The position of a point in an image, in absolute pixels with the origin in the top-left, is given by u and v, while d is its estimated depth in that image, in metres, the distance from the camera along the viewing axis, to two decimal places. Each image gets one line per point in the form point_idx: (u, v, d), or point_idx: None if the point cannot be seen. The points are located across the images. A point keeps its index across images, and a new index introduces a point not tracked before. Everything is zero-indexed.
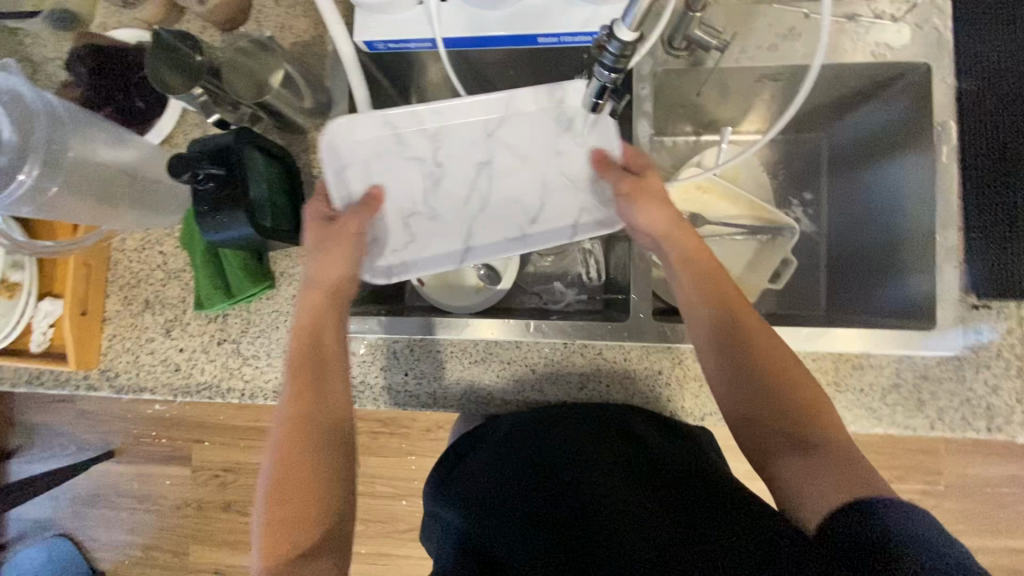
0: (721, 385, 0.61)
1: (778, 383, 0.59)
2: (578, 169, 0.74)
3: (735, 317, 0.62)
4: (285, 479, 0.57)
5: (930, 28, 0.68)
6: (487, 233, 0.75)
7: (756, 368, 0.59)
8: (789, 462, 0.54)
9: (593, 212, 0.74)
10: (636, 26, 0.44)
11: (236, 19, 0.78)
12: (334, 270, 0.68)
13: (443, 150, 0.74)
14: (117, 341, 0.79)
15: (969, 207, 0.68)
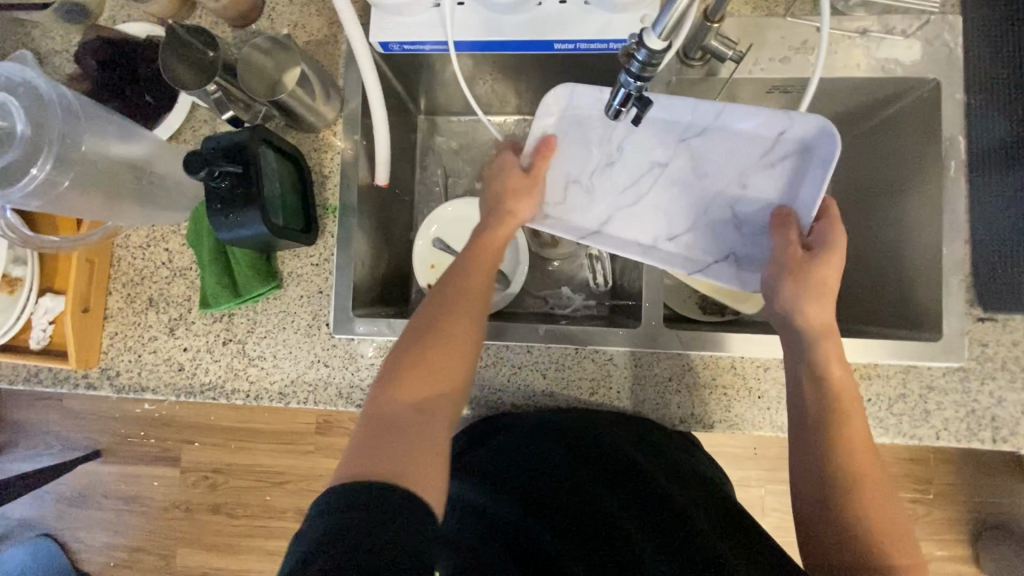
0: (814, 479, 0.56)
1: (863, 494, 0.54)
2: (750, 213, 0.68)
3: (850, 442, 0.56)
4: (426, 350, 0.57)
5: (940, 44, 0.69)
6: (626, 224, 0.73)
7: (859, 489, 0.54)
8: None
9: (737, 258, 0.69)
10: (666, 35, 0.44)
11: (249, 16, 0.77)
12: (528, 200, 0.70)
13: (632, 141, 0.71)
14: (119, 339, 0.78)
15: (977, 221, 0.69)
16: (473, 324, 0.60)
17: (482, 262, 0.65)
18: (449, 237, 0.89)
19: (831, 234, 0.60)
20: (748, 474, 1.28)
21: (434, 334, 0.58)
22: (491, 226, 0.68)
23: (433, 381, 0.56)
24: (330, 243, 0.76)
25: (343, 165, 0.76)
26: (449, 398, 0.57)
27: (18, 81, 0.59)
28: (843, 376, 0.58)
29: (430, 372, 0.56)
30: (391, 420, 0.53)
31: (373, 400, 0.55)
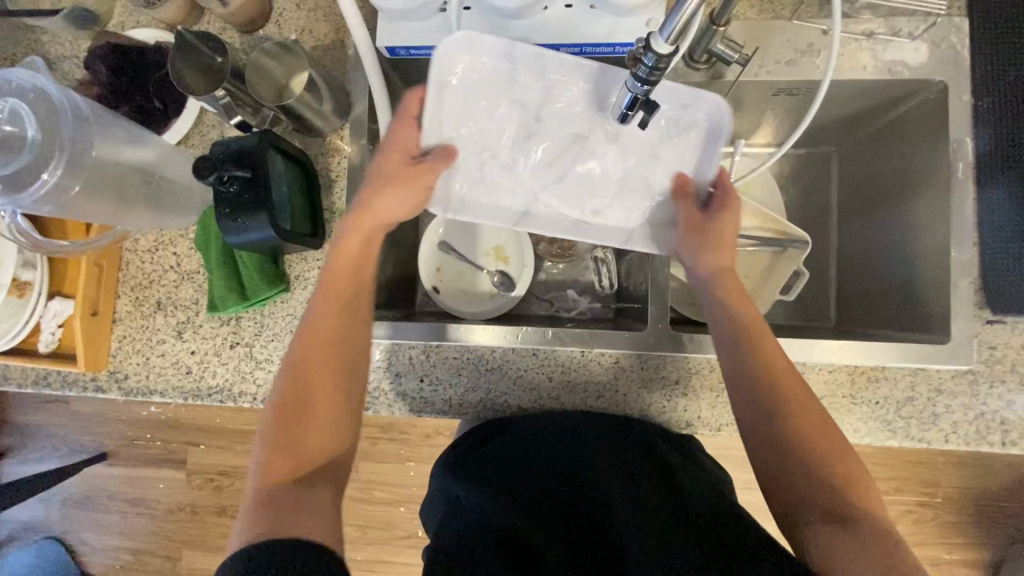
0: (755, 443, 0.57)
1: (800, 430, 0.56)
2: (663, 183, 0.70)
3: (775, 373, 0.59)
4: (293, 412, 0.58)
5: (947, 46, 0.69)
6: (552, 200, 0.73)
7: (794, 428, 0.56)
8: (829, 536, 0.51)
9: (655, 227, 0.71)
10: (673, 39, 0.44)
11: (257, 22, 0.78)
12: (416, 192, 0.67)
13: (549, 106, 0.70)
14: (127, 342, 0.78)
15: (987, 223, 0.68)
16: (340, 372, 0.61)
17: (347, 298, 0.64)
18: (454, 240, 0.90)
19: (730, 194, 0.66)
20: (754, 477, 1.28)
21: (302, 394, 0.59)
22: (342, 245, 0.66)
23: (309, 443, 0.58)
24: None
25: (349, 169, 0.77)
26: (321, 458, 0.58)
27: (29, 87, 0.60)
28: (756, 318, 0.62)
29: (298, 439, 0.57)
30: (271, 495, 0.53)
31: (257, 476, 0.55)
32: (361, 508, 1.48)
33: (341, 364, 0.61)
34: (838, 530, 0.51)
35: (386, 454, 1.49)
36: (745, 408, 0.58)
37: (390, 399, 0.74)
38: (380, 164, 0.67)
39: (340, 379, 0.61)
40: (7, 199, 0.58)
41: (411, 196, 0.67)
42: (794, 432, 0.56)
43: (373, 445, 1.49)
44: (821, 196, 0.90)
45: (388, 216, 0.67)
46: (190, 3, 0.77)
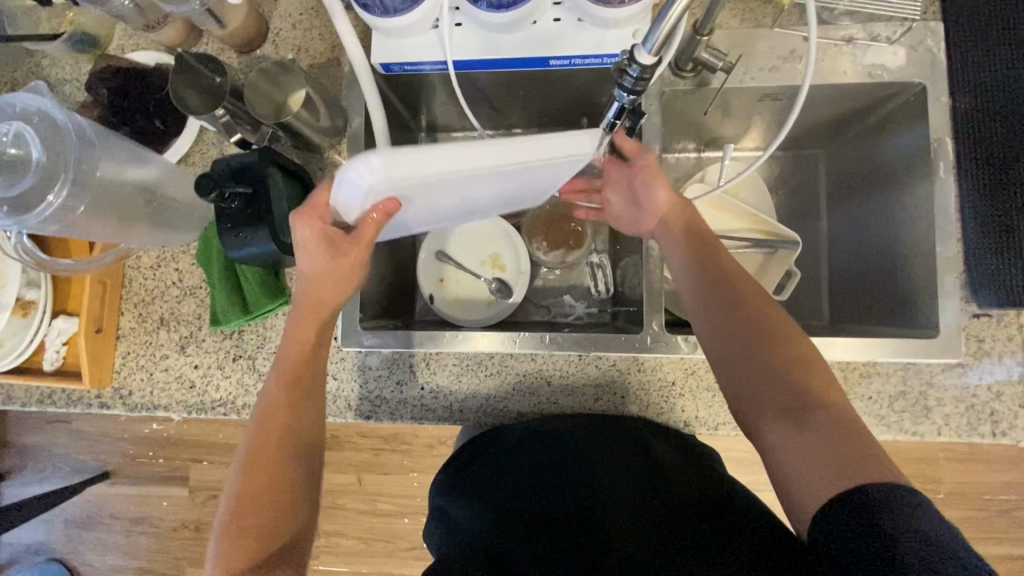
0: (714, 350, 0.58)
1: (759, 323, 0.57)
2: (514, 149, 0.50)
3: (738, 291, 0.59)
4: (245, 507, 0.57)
5: (924, 49, 0.71)
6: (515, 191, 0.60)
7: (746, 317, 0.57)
8: (777, 429, 0.51)
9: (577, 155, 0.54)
10: (655, 50, 0.47)
11: (254, 42, 0.80)
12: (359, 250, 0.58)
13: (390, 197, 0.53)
14: (131, 358, 0.79)
15: (970, 218, 0.70)
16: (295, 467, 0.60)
17: (292, 387, 0.62)
18: (451, 249, 0.92)
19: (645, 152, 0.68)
20: (756, 478, 1.29)
21: (255, 488, 0.57)
22: (295, 336, 0.63)
23: (266, 535, 0.56)
24: None
25: None
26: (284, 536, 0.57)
27: (34, 111, 0.61)
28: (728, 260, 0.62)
29: (257, 533, 0.56)
30: None
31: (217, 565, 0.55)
32: (365, 519, 1.49)
33: (295, 451, 0.60)
34: (792, 427, 0.51)
35: (389, 465, 1.49)
36: (701, 322, 0.59)
37: (392, 407, 0.75)
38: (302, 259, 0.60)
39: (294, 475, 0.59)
40: (14, 221, 0.59)
41: (353, 278, 0.62)
42: (746, 356, 0.56)
43: (376, 457, 1.50)
44: (811, 197, 0.92)
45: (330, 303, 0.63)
46: (188, 25, 0.79)
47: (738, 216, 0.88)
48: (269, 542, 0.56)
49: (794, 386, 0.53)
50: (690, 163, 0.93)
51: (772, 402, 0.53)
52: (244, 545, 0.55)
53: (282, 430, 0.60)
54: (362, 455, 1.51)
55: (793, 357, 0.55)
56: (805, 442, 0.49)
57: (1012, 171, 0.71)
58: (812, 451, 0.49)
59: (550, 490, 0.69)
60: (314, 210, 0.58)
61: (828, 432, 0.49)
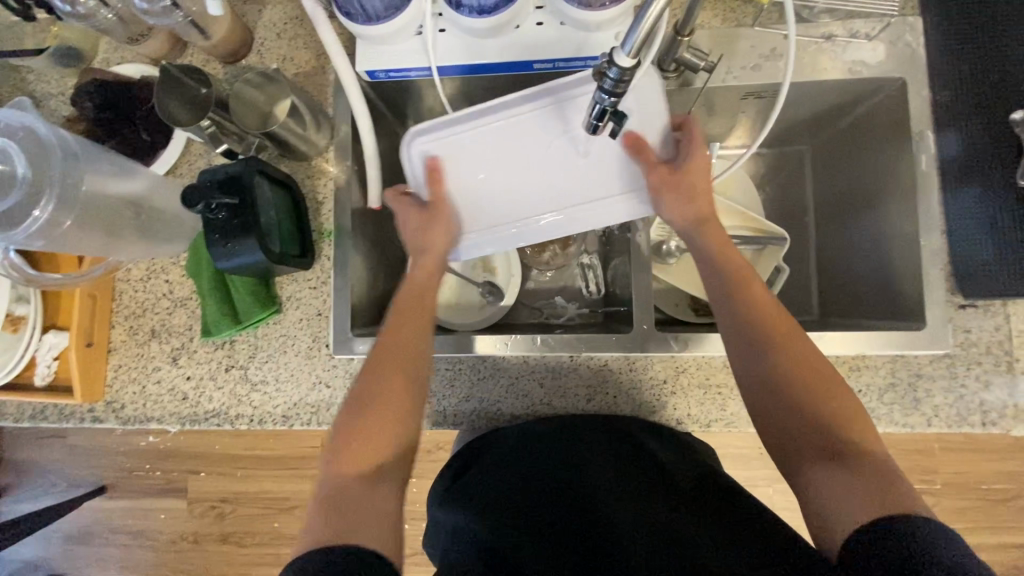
0: (741, 364, 0.60)
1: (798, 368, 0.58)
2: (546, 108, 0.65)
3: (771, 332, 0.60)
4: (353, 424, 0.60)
5: (903, 45, 0.72)
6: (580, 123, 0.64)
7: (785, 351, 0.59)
8: (818, 472, 0.54)
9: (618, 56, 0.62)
10: (634, 52, 0.47)
11: (238, 52, 0.80)
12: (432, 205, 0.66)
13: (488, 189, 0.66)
14: (123, 371, 0.79)
15: (953, 210, 0.71)
16: (402, 397, 0.62)
17: (397, 325, 0.65)
18: None
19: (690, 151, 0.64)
20: (754, 474, 1.29)
21: (362, 405, 0.61)
22: (408, 277, 0.67)
23: (374, 448, 0.59)
24: (326, 266, 0.78)
25: (335, 189, 0.79)
26: (390, 455, 0.60)
27: (18, 127, 0.61)
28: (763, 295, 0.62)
29: (365, 447, 0.59)
30: (343, 488, 0.57)
31: (326, 471, 0.59)
32: None
33: (406, 382, 0.62)
34: (833, 469, 0.53)
35: None
36: (729, 341, 0.61)
37: None
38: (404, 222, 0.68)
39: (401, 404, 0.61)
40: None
41: (449, 221, 0.66)
42: (788, 391, 0.57)
43: None
44: (798, 192, 0.92)
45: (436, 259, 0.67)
46: (173, 36, 0.79)
47: (728, 214, 0.89)
48: (381, 455, 0.60)
49: (816, 429, 0.56)
50: None
51: (811, 445, 0.55)
52: (359, 452, 0.59)
53: (393, 360, 0.63)
54: None
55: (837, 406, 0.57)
56: (844, 486, 0.52)
57: (995, 163, 0.71)
58: (852, 485, 0.51)
59: (543, 492, 0.68)
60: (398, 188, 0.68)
61: (869, 475, 0.51)
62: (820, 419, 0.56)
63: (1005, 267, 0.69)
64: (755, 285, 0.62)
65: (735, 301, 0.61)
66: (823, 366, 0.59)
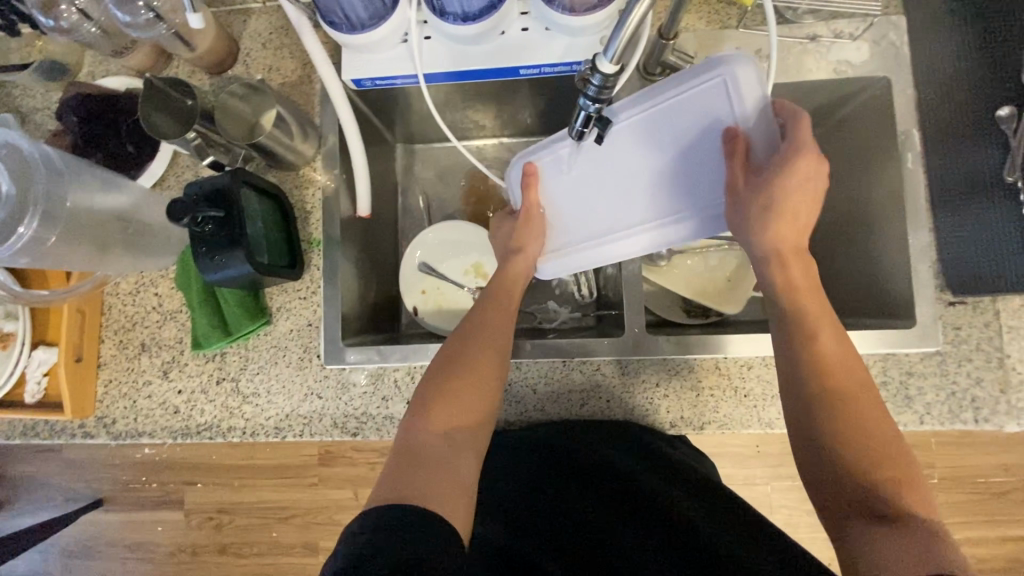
0: (789, 376, 0.58)
1: (857, 413, 0.55)
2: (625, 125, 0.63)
3: (832, 383, 0.56)
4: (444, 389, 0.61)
5: (887, 44, 0.72)
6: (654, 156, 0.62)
7: (840, 397, 0.56)
8: (865, 531, 0.51)
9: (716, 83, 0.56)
10: (616, 59, 0.47)
11: (224, 62, 0.80)
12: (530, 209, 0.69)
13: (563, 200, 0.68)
14: (113, 386, 0.79)
15: (941, 207, 0.71)
16: (490, 379, 0.62)
17: (490, 315, 0.67)
18: (433, 259, 0.91)
19: (787, 168, 0.54)
20: (752, 473, 1.30)
21: (451, 374, 0.62)
22: (507, 266, 0.70)
23: (460, 418, 0.60)
24: (316, 276, 0.78)
25: (324, 198, 0.78)
26: (473, 426, 0.60)
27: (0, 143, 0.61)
28: (834, 345, 0.57)
29: (453, 416, 0.60)
30: (426, 448, 0.58)
31: (407, 428, 0.60)
32: None
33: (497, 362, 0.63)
34: (883, 528, 0.50)
35: None
36: (787, 371, 0.58)
37: (378, 423, 0.75)
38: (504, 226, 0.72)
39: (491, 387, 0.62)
40: None
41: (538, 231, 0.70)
42: (838, 435, 0.55)
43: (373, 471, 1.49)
44: None
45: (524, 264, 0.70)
46: (158, 48, 0.79)
47: None
48: (468, 425, 0.60)
49: (862, 485, 0.53)
50: None
51: (856, 500, 0.52)
52: (448, 414, 0.60)
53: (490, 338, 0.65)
54: (358, 470, 1.50)
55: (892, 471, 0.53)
56: (894, 546, 0.48)
57: (980, 160, 0.71)
58: (898, 547, 0.48)
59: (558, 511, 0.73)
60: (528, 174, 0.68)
61: (915, 537, 0.48)
62: (865, 475, 0.53)
63: (994, 263, 0.69)
64: (824, 333, 0.58)
65: (793, 343, 0.58)
66: (886, 424, 0.55)
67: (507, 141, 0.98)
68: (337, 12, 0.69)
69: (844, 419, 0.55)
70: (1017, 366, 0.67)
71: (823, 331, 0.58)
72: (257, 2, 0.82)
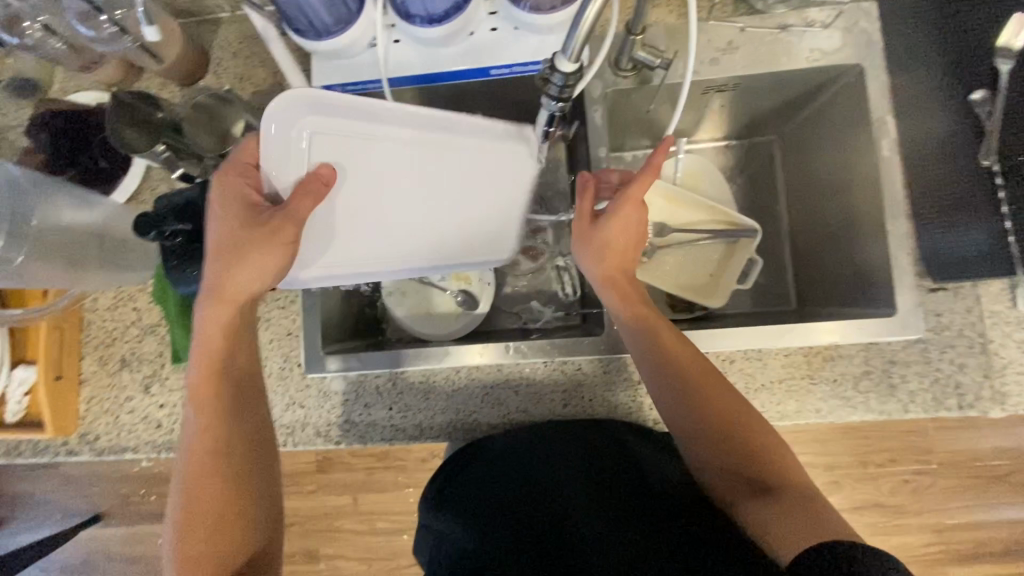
0: (660, 396, 0.64)
1: (722, 402, 0.62)
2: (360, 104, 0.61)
3: (701, 384, 0.63)
4: (193, 490, 0.60)
5: (859, 31, 0.71)
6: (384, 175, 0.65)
7: (714, 399, 0.62)
8: (751, 507, 0.59)
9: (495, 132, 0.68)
10: (574, 57, 0.47)
11: (195, 74, 0.79)
12: (291, 221, 0.58)
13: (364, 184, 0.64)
14: (95, 402, 0.78)
15: (917, 194, 0.71)
16: (242, 498, 0.62)
17: (223, 379, 0.63)
18: None
19: (626, 214, 0.64)
20: None
21: (223, 466, 0.61)
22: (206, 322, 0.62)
23: (219, 549, 0.60)
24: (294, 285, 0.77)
25: None
26: (240, 546, 0.61)
27: None
28: (686, 349, 0.64)
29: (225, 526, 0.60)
30: None
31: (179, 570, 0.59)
32: (364, 538, 1.49)
33: (231, 464, 0.62)
34: (767, 502, 0.58)
35: (384, 483, 1.48)
36: (652, 383, 0.64)
37: (361, 430, 0.74)
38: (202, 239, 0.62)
39: (251, 462, 0.63)
40: None
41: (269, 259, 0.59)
42: (713, 428, 0.62)
43: (370, 476, 1.49)
44: (768, 182, 0.92)
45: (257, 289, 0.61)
46: (127, 61, 0.78)
47: (698, 208, 0.88)
48: (236, 551, 0.60)
49: (743, 466, 0.61)
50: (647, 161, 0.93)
51: (743, 485, 0.60)
52: (210, 549, 0.60)
53: (213, 440, 0.61)
54: (355, 475, 1.50)
55: (762, 452, 0.61)
56: (779, 519, 0.56)
57: (955, 143, 0.71)
58: (791, 518, 0.55)
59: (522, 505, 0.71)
60: (240, 166, 0.60)
61: (793, 505, 0.57)
62: (756, 469, 0.61)
63: (971, 249, 0.68)
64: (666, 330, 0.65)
65: (654, 349, 0.64)
66: (751, 413, 0.63)
67: None
68: (301, 19, 0.68)
69: (709, 412, 0.62)
70: (1000, 351, 0.66)
71: (672, 340, 0.64)
72: (226, 11, 0.81)
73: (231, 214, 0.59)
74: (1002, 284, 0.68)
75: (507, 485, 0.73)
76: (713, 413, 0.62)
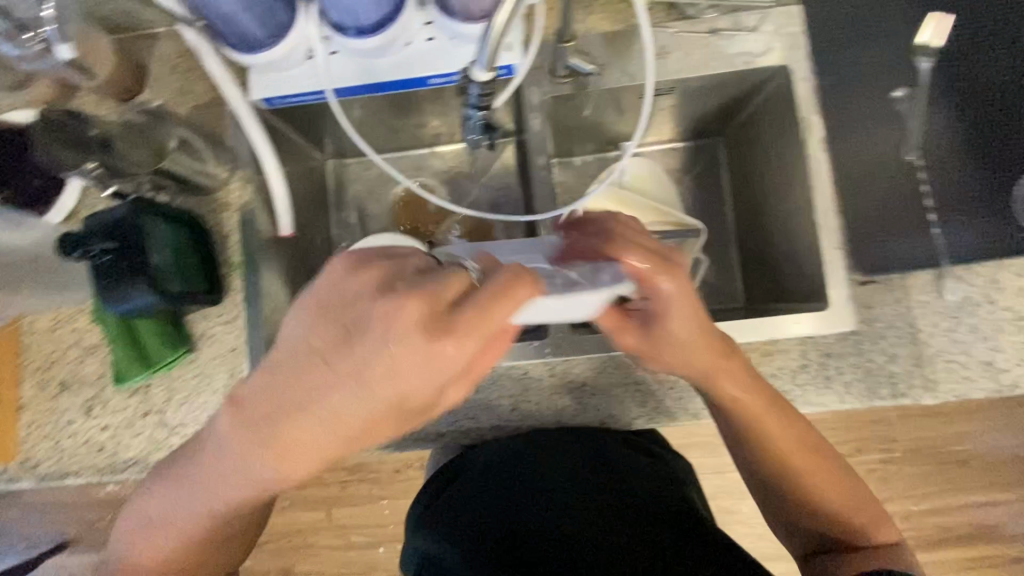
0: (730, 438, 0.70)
1: (799, 472, 0.67)
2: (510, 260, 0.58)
3: (816, 452, 0.67)
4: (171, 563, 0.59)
5: (785, 34, 0.74)
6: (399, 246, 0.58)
7: (797, 479, 0.67)
8: (832, 559, 0.66)
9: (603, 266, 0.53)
10: (489, 66, 0.48)
11: (131, 89, 0.78)
12: (467, 382, 0.47)
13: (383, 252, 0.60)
14: (35, 428, 0.76)
15: (845, 190, 0.73)
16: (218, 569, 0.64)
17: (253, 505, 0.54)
18: None
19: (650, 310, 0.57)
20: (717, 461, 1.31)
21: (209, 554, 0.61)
22: (261, 467, 0.49)
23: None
24: (237, 300, 0.76)
25: (241, 219, 0.77)
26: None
27: None
28: (801, 432, 0.66)
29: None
30: None
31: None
32: (339, 553, 1.46)
33: (224, 546, 0.62)
34: (838, 558, 0.66)
35: (357, 497, 1.47)
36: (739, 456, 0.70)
37: None
38: (334, 385, 0.44)
39: (225, 543, 0.62)
40: None
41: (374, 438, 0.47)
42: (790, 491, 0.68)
43: (343, 489, 1.47)
44: (713, 183, 0.94)
45: (334, 451, 0.47)
46: (60, 79, 0.77)
47: (643, 210, 0.88)
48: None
49: (830, 525, 0.67)
50: (595, 165, 0.94)
51: (839, 539, 0.67)
52: None
53: (207, 533, 0.58)
54: (328, 490, 1.48)
55: (863, 518, 0.67)
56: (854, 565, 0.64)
57: (882, 141, 0.73)
58: (867, 561, 0.64)
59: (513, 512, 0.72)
60: (466, 338, 0.43)
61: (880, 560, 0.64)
62: (846, 519, 0.67)
63: (896, 242, 0.71)
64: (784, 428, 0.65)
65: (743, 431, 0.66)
66: (846, 476, 0.68)
67: (437, 150, 0.99)
68: (232, 34, 0.68)
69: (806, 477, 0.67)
70: (928, 340, 0.69)
71: (769, 416, 0.65)
72: (162, 25, 0.80)
73: (420, 393, 0.44)
74: (929, 275, 0.70)
75: (495, 507, 0.73)
76: (804, 480, 0.67)
